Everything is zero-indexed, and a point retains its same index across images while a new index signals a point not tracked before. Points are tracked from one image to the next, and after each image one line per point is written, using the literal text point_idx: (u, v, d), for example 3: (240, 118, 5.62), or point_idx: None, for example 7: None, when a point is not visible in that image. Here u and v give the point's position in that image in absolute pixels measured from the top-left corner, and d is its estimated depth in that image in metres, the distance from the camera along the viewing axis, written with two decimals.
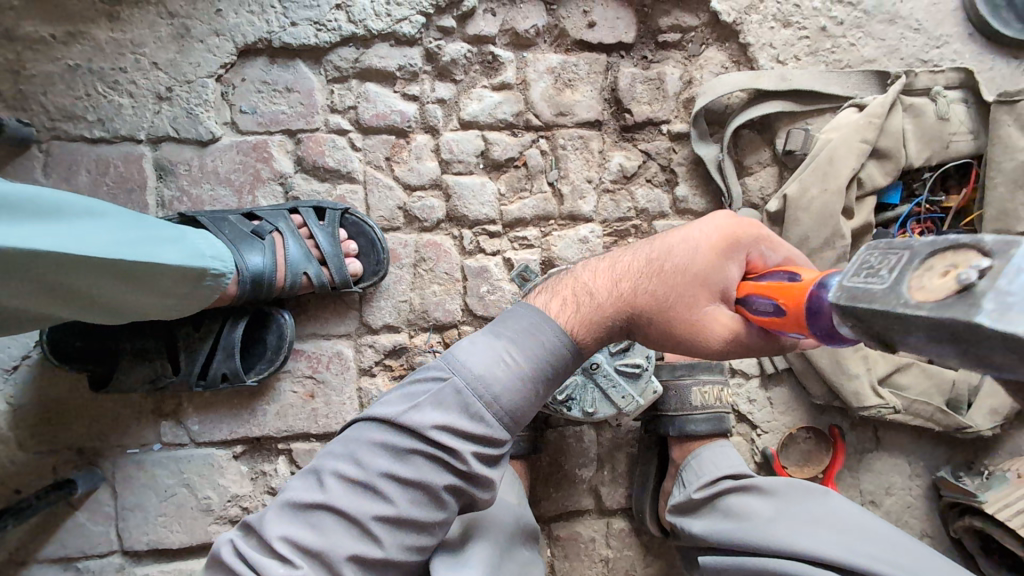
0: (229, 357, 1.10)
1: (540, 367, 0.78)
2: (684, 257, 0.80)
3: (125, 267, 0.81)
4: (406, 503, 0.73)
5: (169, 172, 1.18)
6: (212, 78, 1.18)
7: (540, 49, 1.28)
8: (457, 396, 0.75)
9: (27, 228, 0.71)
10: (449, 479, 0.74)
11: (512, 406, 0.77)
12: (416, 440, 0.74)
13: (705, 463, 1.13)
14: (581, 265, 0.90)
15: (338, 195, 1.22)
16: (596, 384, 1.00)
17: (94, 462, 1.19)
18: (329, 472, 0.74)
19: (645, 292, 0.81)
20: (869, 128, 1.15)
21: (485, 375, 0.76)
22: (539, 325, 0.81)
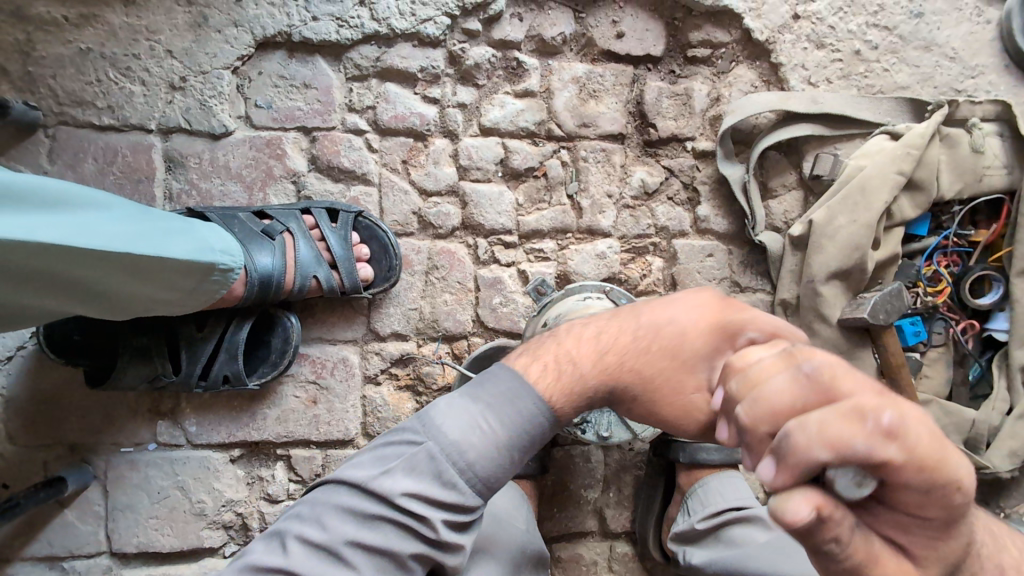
0: (232, 358, 1.06)
1: (517, 436, 0.74)
2: (675, 333, 0.79)
3: (126, 259, 0.76)
4: (372, 574, 0.68)
5: (179, 164, 1.14)
6: (228, 70, 1.14)
7: (566, 58, 1.25)
8: (427, 464, 0.71)
9: (31, 219, 0.68)
10: (416, 547, 0.70)
11: (487, 474, 0.73)
12: (382, 509, 0.69)
13: (709, 492, 1.09)
14: (561, 328, 0.86)
15: (352, 197, 1.18)
16: (612, 407, 0.95)
17: (85, 460, 1.15)
18: (292, 536, 0.69)
19: (629, 365, 0.79)
20: (905, 158, 1.12)
21: (461, 440, 0.72)
22: (519, 391, 0.77)
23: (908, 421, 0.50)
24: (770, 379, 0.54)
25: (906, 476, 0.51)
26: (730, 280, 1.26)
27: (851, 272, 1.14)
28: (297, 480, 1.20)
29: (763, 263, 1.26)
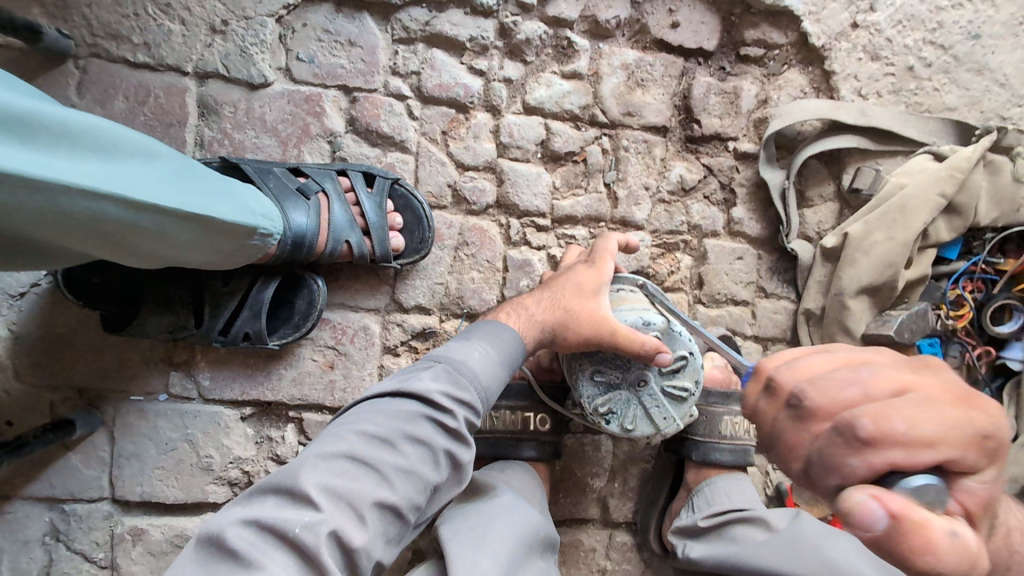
0: (254, 317, 1.04)
1: (508, 352, 0.87)
2: (560, 278, 0.98)
3: (181, 218, 0.76)
4: (402, 471, 0.70)
5: (213, 111, 1.10)
6: (272, 19, 1.10)
7: (617, 43, 1.22)
8: (436, 373, 0.79)
9: (99, 171, 0.66)
10: (447, 441, 0.75)
11: (488, 381, 0.82)
12: (401, 411, 0.74)
13: (715, 491, 1.08)
14: (506, 303, 0.97)
15: (388, 163, 1.15)
16: (638, 401, 0.93)
17: (94, 405, 1.13)
18: (339, 434, 0.71)
19: (571, 299, 0.93)
20: (948, 181, 1.12)
21: (465, 355, 0.82)
22: (499, 329, 0.89)
23: (889, 413, 0.47)
24: (775, 419, 0.55)
25: (922, 457, 0.46)
26: (757, 285, 1.26)
27: (880, 288, 1.15)
28: (306, 443, 1.19)
29: (790, 271, 1.26)
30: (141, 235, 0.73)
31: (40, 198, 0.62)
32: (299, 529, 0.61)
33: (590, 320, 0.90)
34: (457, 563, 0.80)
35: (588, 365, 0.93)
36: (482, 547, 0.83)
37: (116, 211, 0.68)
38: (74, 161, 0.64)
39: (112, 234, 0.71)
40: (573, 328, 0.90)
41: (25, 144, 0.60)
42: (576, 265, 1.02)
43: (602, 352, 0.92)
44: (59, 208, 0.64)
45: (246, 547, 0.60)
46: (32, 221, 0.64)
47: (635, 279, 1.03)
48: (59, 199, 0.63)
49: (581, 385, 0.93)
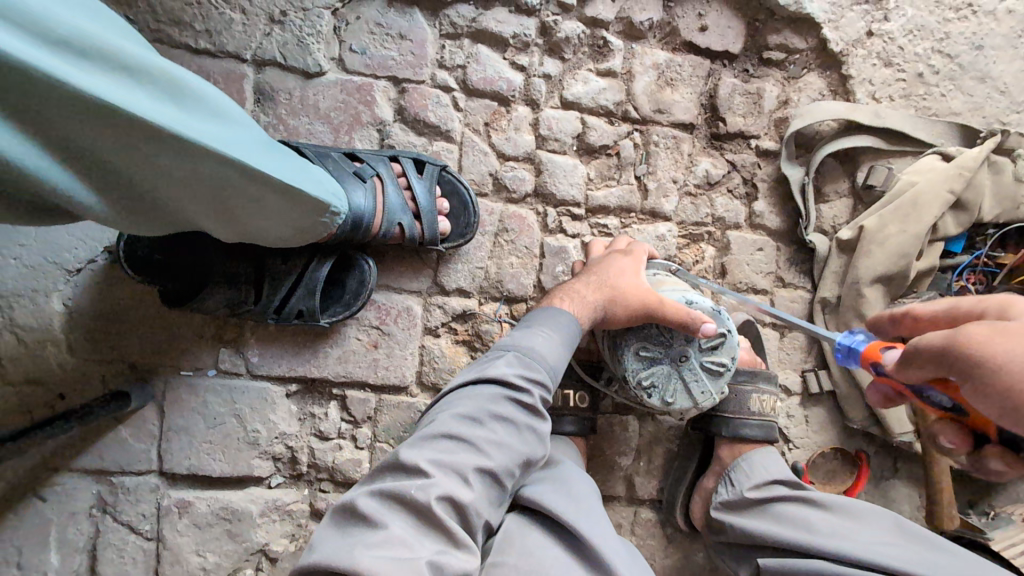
0: (309, 295, 1.08)
1: (568, 332, 0.94)
2: (601, 262, 1.05)
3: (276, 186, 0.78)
4: (492, 443, 0.81)
5: (268, 97, 1.14)
6: (328, 11, 1.15)
7: (649, 43, 1.30)
8: (510, 359, 0.89)
9: (210, 130, 0.68)
10: (526, 416, 0.86)
11: (556, 362, 0.92)
12: (484, 395, 0.85)
13: (755, 464, 1.14)
14: (557, 288, 1.02)
15: (434, 152, 1.21)
16: (679, 375, 1.00)
17: (145, 379, 1.16)
18: (438, 418, 0.84)
19: (619, 278, 0.99)
20: (957, 179, 1.21)
21: (530, 341, 0.92)
22: (558, 314, 0.96)
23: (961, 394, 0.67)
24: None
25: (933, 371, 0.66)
26: (776, 275, 1.34)
27: (893, 278, 1.23)
28: (349, 420, 1.24)
29: (807, 262, 1.35)
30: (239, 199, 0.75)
31: (164, 152, 0.64)
32: (414, 490, 0.72)
33: (637, 295, 0.97)
34: (567, 513, 0.88)
35: (633, 340, 0.99)
36: (575, 500, 0.91)
37: (226, 172, 0.70)
38: (195, 120, 0.66)
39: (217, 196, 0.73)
40: (621, 303, 0.97)
41: (155, 98, 0.62)
42: (611, 252, 1.08)
43: (646, 328, 0.99)
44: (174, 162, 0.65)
45: (375, 511, 0.71)
46: (151, 174, 0.65)
47: (666, 263, 1.13)
48: (180, 156, 0.65)
49: (627, 360, 1.00)
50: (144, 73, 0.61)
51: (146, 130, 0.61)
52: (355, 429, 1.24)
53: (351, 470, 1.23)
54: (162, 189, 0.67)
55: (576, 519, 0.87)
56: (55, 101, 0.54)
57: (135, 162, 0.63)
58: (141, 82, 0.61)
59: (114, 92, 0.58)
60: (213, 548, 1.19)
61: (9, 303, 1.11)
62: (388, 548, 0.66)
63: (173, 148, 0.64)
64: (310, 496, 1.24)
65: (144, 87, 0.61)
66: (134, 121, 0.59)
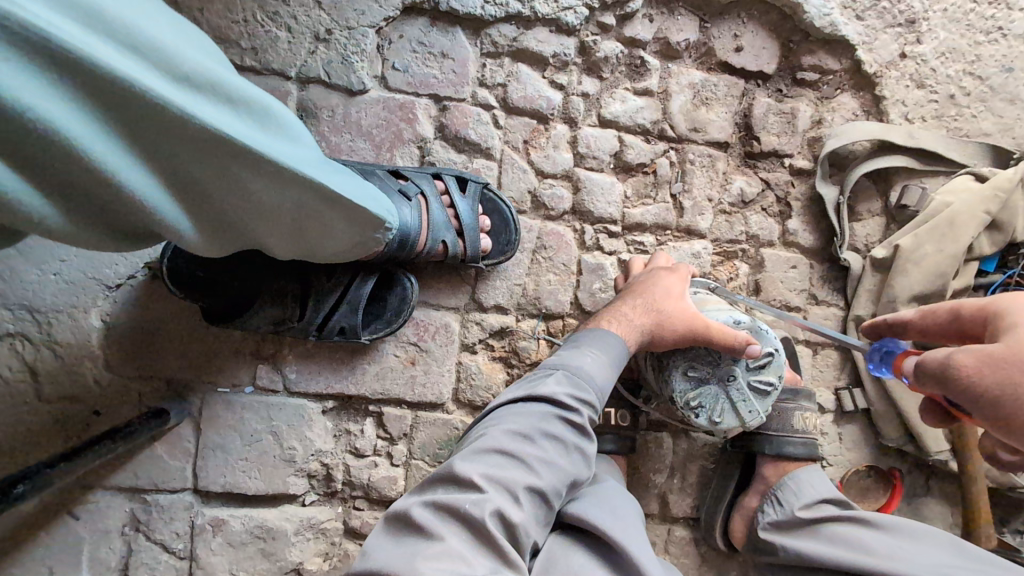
0: (352, 311, 1.08)
1: (616, 354, 0.92)
2: (644, 283, 1.04)
3: (340, 204, 0.77)
4: (543, 462, 0.77)
5: (312, 115, 1.15)
6: (372, 29, 1.16)
7: (685, 63, 1.31)
8: (559, 377, 0.86)
9: (272, 142, 0.66)
10: (576, 437, 0.82)
11: (604, 382, 0.89)
12: (535, 412, 0.81)
13: (802, 483, 1.16)
14: (601, 311, 1.01)
15: (474, 169, 1.22)
16: (726, 395, 1.00)
17: (181, 395, 1.16)
18: (487, 433, 0.80)
19: (665, 302, 0.98)
20: (991, 200, 1.22)
21: (580, 361, 0.89)
22: (605, 336, 0.94)
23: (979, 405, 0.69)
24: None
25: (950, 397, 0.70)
26: (809, 292, 1.35)
27: (929, 297, 1.24)
28: (385, 437, 1.23)
29: (840, 280, 1.35)
30: (304, 214, 0.74)
31: (243, 169, 0.63)
32: (469, 505, 0.68)
33: (683, 320, 0.96)
34: (613, 530, 0.84)
35: (681, 361, 0.99)
36: (620, 518, 0.87)
37: (296, 188, 0.70)
38: (271, 137, 0.66)
39: (285, 212, 0.72)
40: (669, 327, 0.96)
41: (237, 116, 0.62)
42: (656, 269, 1.08)
43: (693, 349, 0.99)
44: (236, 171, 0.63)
45: (430, 522, 0.67)
46: (212, 179, 0.63)
47: (706, 282, 1.13)
48: (243, 165, 0.63)
49: (675, 381, 0.99)
50: (230, 91, 0.61)
51: (211, 139, 0.59)
52: (390, 446, 1.23)
53: (387, 488, 1.22)
54: (237, 204, 0.67)
55: (623, 536, 0.83)
56: (127, 105, 0.53)
57: (214, 177, 0.63)
58: (226, 99, 0.61)
59: (181, 96, 0.56)
60: (246, 567, 1.17)
61: (48, 318, 1.10)
62: (446, 562, 0.62)
63: (237, 158, 0.62)
64: (345, 515, 1.23)
65: (229, 105, 0.61)
66: (201, 129, 0.58)
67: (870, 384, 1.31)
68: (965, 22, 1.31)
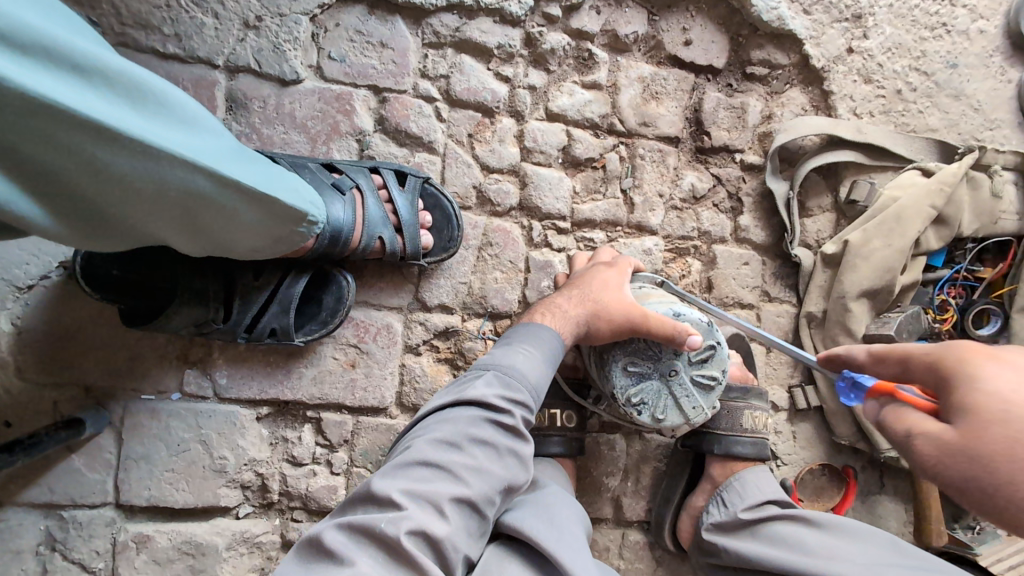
0: (283, 312, 1.03)
1: (549, 350, 0.88)
2: (584, 275, 1.01)
3: (240, 193, 0.74)
4: (471, 469, 0.72)
5: (241, 105, 1.09)
6: (306, 17, 1.11)
7: (634, 57, 1.29)
8: (489, 379, 0.81)
9: (155, 124, 0.64)
10: (509, 440, 0.77)
11: (539, 380, 0.84)
12: (462, 417, 0.77)
13: (740, 483, 1.14)
14: (538, 304, 0.98)
15: (416, 163, 1.17)
16: (669, 391, 0.97)
17: (101, 403, 1.08)
18: (413, 445, 0.75)
19: (599, 292, 0.95)
20: (938, 194, 1.22)
21: (511, 359, 0.84)
22: (538, 331, 0.90)
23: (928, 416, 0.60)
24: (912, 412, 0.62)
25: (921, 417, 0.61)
26: (761, 289, 1.33)
27: (878, 292, 1.23)
28: (324, 444, 1.17)
29: (792, 277, 1.34)
30: (201, 207, 0.72)
31: (114, 154, 0.61)
32: (384, 523, 0.64)
33: (620, 311, 0.93)
34: (548, 540, 0.80)
35: (621, 355, 0.96)
36: (558, 528, 0.83)
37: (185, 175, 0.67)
38: (156, 123, 0.64)
39: (176, 203, 0.70)
40: (604, 316, 0.93)
41: (109, 100, 0.60)
42: (596, 264, 1.05)
43: (631, 343, 0.96)
44: (116, 159, 0.62)
45: (341, 546, 0.62)
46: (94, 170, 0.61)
47: (653, 277, 1.09)
48: (123, 153, 0.62)
49: (615, 377, 0.96)
50: (106, 73, 0.60)
51: (81, 124, 0.58)
52: (330, 453, 1.17)
53: (326, 498, 1.16)
54: (117, 195, 0.64)
55: (558, 548, 0.79)
56: None
57: (77, 165, 0.60)
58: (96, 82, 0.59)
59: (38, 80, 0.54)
60: None
61: None
62: None
63: (112, 142, 0.60)
64: (282, 527, 1.16)
65: (90, 81, 0.59)
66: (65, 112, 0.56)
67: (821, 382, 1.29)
68: (910, 17, 1.32)
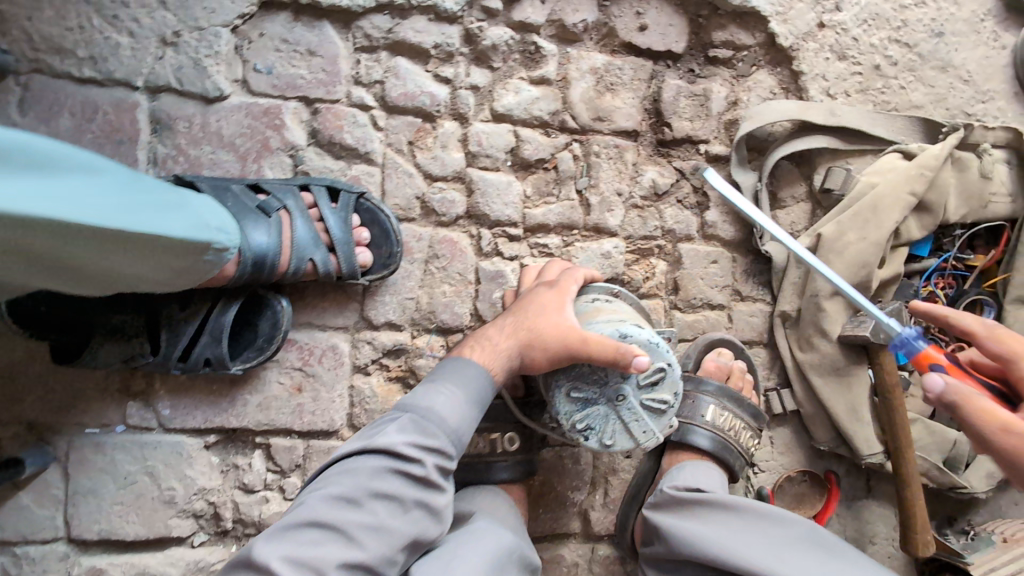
0: (215, 341, 0.99)
1: (477, 388, 0.85)
2: (521, 299, 0.95)
3: (114, 237, 0.69)
4: (368, 530, 0.71)
5: (165, 126, 1.04)
6: (226, 29, 1.04)
7: (585, 47, 1.20)
8: (403, 424, 0.78)
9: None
10: (417, 494, 0.75)
11: (460, 420, 0.81)
12: (368, 469, 0.74)
13: (677, 472, 1.09)
14: (470, 335, 0.93)
15: (353, 176, 1.11)
16: (617, 416, 0.91)
17: (45, 440, 1.07)
18: (310, 498, 0.73)
19: (532, 319, 0.89)
20: (917, 179, 1.12)
21: (432, 400, 0.81)
22: (469, 366, 0.86)
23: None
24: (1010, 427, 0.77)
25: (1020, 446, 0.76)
26: (732, 288, 1.26)
27: (855, 289, 1.15)
28: (275, 470, 1.14)
29: (765, 274, 1.26)
30: (69, 251, 0.67)
31: None
32: None
33: (558, 338, 0.87)
34: None
35: (563, 381, 0.90)
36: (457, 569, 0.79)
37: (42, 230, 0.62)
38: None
39: (36, 250, 0.65)
40: (539, 345, 0.87)
41: None
42: (537, 286, 0.98)
43: (575, 368, 0.90)
44: None
45: None
46: None
47: (608, 288, 1.05)
48: None
49: (558, 403, 0.91)
50: None
51: None
52: (282, 479, 1.15)
53: None
54: None
55: None
56: None
57: None
58: None
59: None
60: None
61: None
62: None
63: None
64: None
65: None
66: None
67: (797, 384, 1.21)
68: None
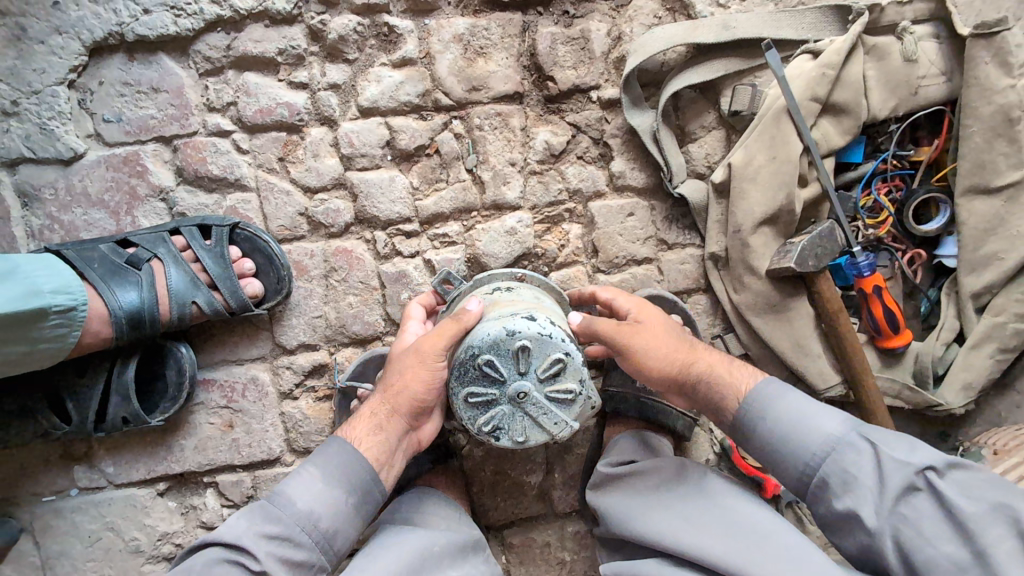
0: (125, 399, 1.02)
1: (332, 467, 0.87)
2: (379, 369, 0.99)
3: None
4: None
5: (33, 198, 1.04)
6: (63, 85, 1.02)
7: (444, 13, 1.10)
8: (251, 513, 0.84)
9: None
10: None
11: (307, 506, 0.84)
12: (205, 559, 0.81)
13: (612, 447, 1.05)
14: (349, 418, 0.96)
15: (229, 207, 1.08)
16: (524, 414, 0.86)
17: (10, 514, 1.12)
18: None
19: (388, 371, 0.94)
20: (820, 81, 1.00)
21: (284, 484, 0.86)
22: (334, 443, 0.90)
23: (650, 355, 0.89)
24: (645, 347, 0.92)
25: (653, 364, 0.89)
26: (656, 238, 1.17)
27: (778, 217, 1.05)
28: (229, 505, 1.17)
29: (689, 216, 1.16)
30: None
31: None
32: None
33: (407, 357, 0.92)
34: None
35: (459, 387, 0.86)
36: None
37: None
38: None
39: None
40: (398, 381, 0.91)
41: None
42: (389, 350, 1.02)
43: (469, 371, 0.85)
44: None
45: None
46: None
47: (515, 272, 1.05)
48: None
49: (459, 409, 0.87)
50: None
51: None
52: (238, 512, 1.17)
53: None
54: None
55: None
56: None
57: None
58: None
59: None
60: None
61: None
62: None
63: None
64: None
65: None
66: None
67: (740, 327, 1.13)
68: None
